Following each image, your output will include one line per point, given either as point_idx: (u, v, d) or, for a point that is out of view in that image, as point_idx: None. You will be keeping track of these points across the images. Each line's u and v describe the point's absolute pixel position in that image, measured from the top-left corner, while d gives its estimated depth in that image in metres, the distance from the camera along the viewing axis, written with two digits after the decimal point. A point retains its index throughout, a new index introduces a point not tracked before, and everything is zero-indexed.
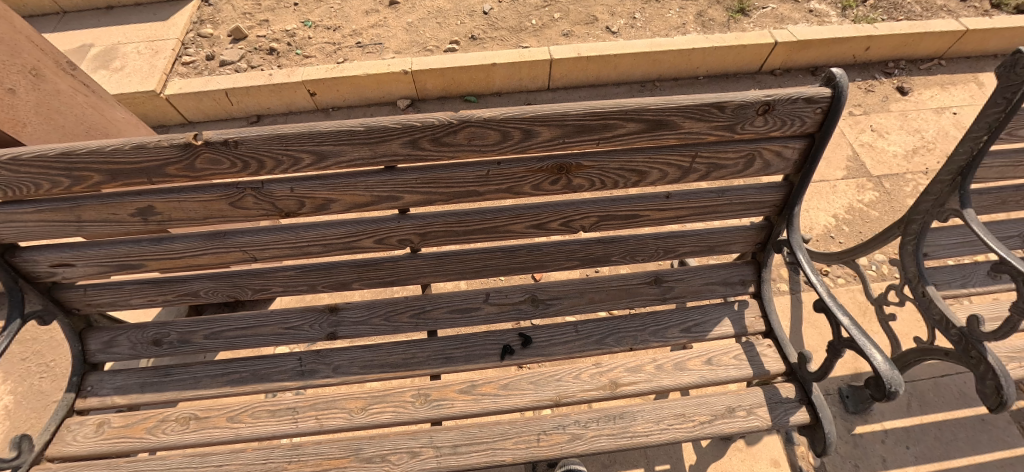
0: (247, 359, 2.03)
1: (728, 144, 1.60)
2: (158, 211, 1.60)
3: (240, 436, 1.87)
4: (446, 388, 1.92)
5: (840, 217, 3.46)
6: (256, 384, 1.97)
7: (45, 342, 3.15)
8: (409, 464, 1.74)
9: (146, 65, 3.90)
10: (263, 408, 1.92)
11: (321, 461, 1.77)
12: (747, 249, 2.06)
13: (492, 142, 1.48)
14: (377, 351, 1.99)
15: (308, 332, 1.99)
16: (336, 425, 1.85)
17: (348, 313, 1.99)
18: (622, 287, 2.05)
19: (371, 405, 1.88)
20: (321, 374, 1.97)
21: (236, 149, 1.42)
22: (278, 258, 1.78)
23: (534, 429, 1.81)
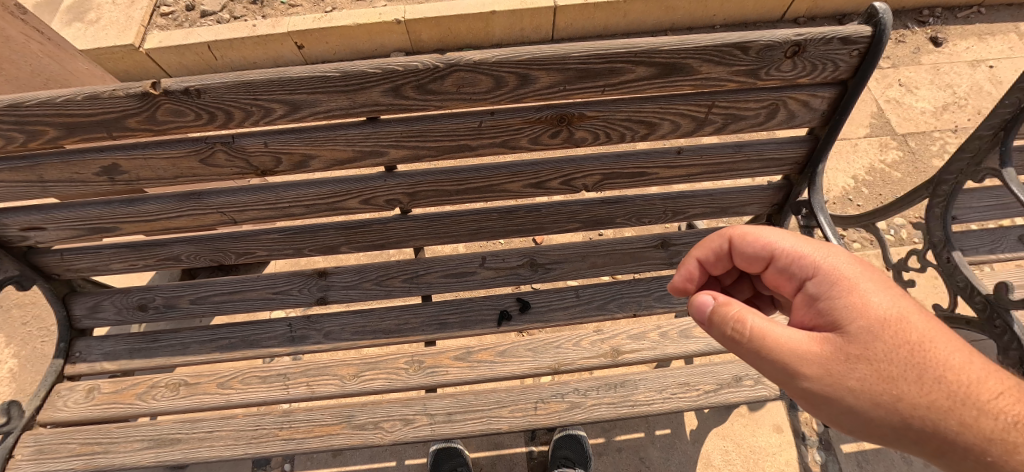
0: (236, 325, 1.95)
1: (749, 92, 1.44)
2: (124, 170, 1.47)
3: (231, 403, 1.81)
4: (440, 354, 1.83)
5: (860, 177, 3.28)
6: (246, 350, 1.90)
7: (44, 307, 3.11)
8: (403, 431, 1.69)
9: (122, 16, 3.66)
10: (253, 374, 1.86)
11: (313, 428, 1.71)
12: (762, 211, 1.92)
13: (484, 89, 1.33)
14: (369, 317, 1.90)
15: (297, 297, 1.90)
16: (327, 391, 1.79)
17: (338, 278, 1.89)
18: (627, 250, 1.93)
19: (363, 372, 1.81)
20: (312, 340, 1.89)
21: (199, 98, 1.28)
22: (259, 221, 1.67)
23: (532, 397, 1.73)
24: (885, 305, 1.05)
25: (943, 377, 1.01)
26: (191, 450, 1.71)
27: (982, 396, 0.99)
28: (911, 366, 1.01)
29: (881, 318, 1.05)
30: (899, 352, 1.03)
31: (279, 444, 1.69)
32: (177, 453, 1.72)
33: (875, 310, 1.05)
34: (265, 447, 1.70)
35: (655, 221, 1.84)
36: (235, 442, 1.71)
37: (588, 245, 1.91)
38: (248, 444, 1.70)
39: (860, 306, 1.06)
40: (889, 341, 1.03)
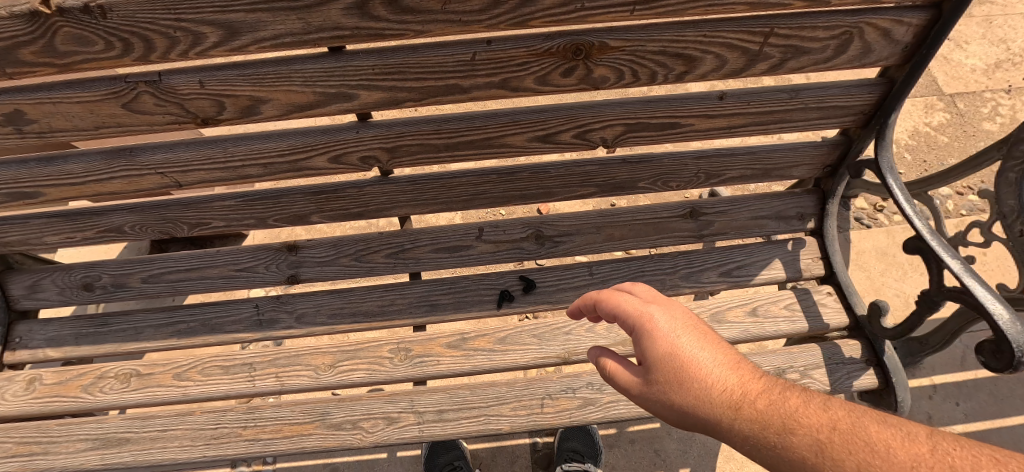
0: (196, 307, 1.69)
1: (818, 15, 1.12)
2: (30, 118, 1.18)
3: (189, 396, 1.57)
4: (431, 342, 1.57)
5: (903, 143, 2.96)
6: (207, 335, 1.65)
7: None
8: (386, 432, 1.44)
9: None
10: (214, 364, 1.60)
11: (282, 427, 1.47)
12: (811, 174, 1.62)
13: (477, 7, 1.02)
14: (348, 297, 1.63)
15: (264, 275, 1.63)
16: (299, 384, 1.54)
17: (310, 252, 1.61)
18: (650, 220, 1.63)
19: (341, 362, 1.55)
20: (282, 324, 1.63)
21: (103, 19, 0.98)
22: (209, 184, 1.38)
23: (537, 393, 1.47)
24: (668, 332, 0.94)
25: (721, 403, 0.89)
26: (143, 452, 1.49)
27: (803, 420, 0.81)
28: (717, 394, 0.90)
29: (700, 356, 0.93)
30: (715, 387, 0.91)
31: (243, 446, 1.46)
32: (126, 455, 1.49)
33: (696, 352, 0.93)
34: (227, 449, 1.46)
35: (685, 185, 1.54)
36: (192, 443, 1.48)
37: (604, 214, 1.62)
38: (207, 446, 1.47)
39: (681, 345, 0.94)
40: (700, 377, 0.91)
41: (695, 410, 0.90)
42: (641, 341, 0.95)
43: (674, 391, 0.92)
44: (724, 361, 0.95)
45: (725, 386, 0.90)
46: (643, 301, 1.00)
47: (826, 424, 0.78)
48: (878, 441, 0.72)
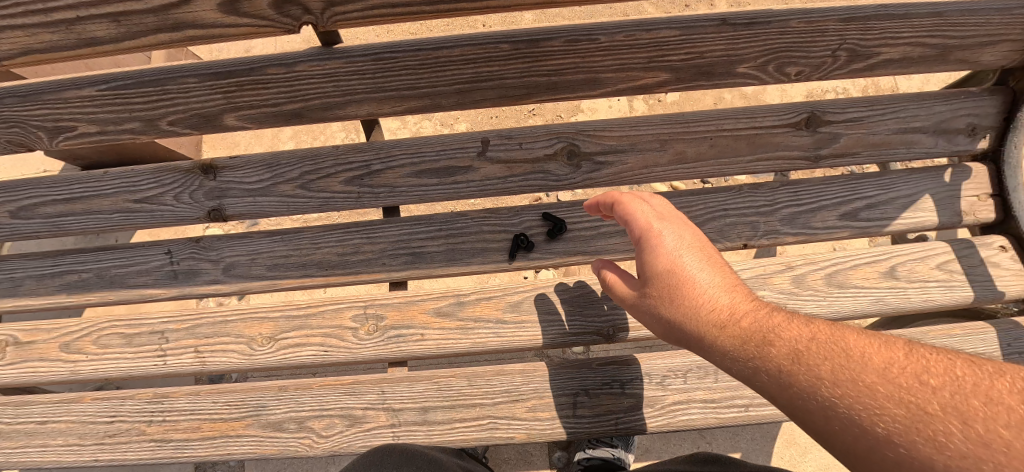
0: (90, 250, 1.20)
1: None
2: None
3: (81, 375, 1.12)
4: (412, 307, 1.07)
5: None
6: (105, 291, 1.17)
7: None
8: (345, 436, 1.00)
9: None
10: (112, 331, 1.13)
11: (203, 424, 1.04)
12: (1009, 58, 1.02)
13: None
14: (294, 241, 1.13)
15: (172, 209, 1.12)
16: (225, 364, 1.09)
17: (235, 175, 1.09)
18: (744, 132, 1.06)
19: (284, 333, 1.08)
20: (204, 278, 1.14)
21: None
22: (42, 60, 0.84)
23: (569, 386, 0.99)
24: (674, 246, 0.75)
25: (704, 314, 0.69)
26: (16, 451, 1.07)
27: (784, 330, 0.62)
28: (705, 309, 0.70)
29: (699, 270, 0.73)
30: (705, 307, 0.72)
31: (148, 449, 1.05)
32: None
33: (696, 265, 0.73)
34: (127, 452, 1.05)
35: (812, 72, 0.96)
36: (82, 441, 1.06)
37: (674, 120, 1.05)
38: (100, 447, 1.05)
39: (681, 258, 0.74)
40: (689, 290, 0.72)
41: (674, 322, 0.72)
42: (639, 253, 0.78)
43: (660, 303, 0.74)
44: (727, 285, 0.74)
45: (713, 301, 0.70)
46: (655, 216, 0.80)
47: (802, 331, 0.62)
48: (861, 344, 0.56)
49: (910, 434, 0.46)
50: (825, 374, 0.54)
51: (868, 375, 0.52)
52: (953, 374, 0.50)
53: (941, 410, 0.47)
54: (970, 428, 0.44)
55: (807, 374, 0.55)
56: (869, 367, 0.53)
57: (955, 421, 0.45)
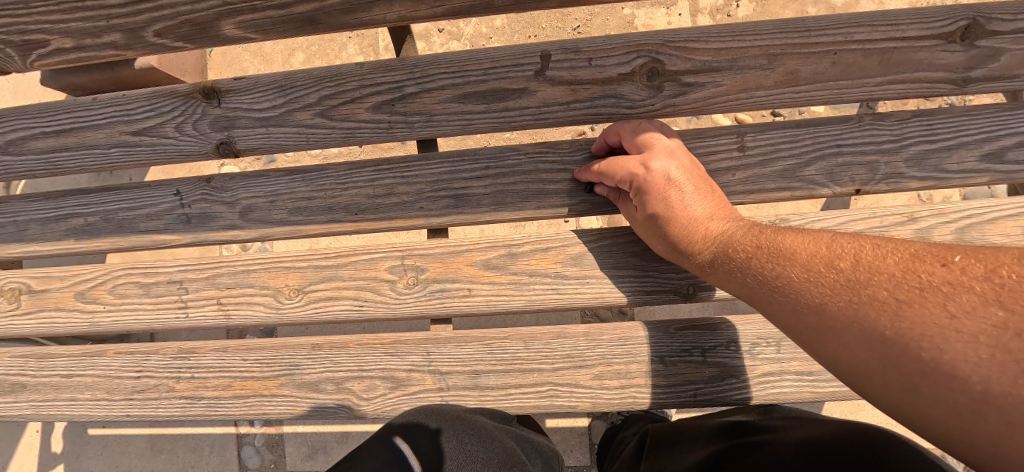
0: (93, 190, 1.06)
1: None
2: None
3: (102, 328, 1.03)
4: (457, 258, 0.92)
5: None
6: (115, 237, 1.04)
7: None
8: (388, 400, 0.90)
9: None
10: (128, 280, 1.02)
11: (233, 383, 0.93)
12: None
13: None
14: (317, 181, 0.97)
15: (176, 142, 0.96)
16: (252, 318, 0.97)
17: (245, 101, 0.91)
18: (880, 44, 0.82)
19: (313, 285, 0.95)
20: (220, 223, 1.00)
21: None
22: None
23: (641, 352, 0.86)
24: (669, 183, 0.78)
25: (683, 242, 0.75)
26: (45, 404, 0.99)
27: (741, 241, 0.68)
28: (684, 228, 0.76)
29: (690, 203, 0.77)
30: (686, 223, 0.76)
31: (179, 406, 0.95)
32: (25, 407, 1.00)
33: (685, 200, 0.77)
34: (157, 409, 0.96)
35: None
36: (110, 396, 0.97)
37: (791, 27, 0.82)
38: (130, 403, 0.96)
39: (673, 196, 0.77)
40: (679, 228, 0.76)
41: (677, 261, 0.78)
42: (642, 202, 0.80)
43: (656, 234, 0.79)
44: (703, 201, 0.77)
45: (692, 222, 0.75)
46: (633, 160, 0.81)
47: (751, 239, 0.67)
48: (801, 244, 0.60)
49: (812, 307, 0.52)
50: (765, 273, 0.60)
51: (791, 266, 0.57)
52: (857, 251, 0.54)
53: (846, 283, 0.51)
54: (866, 296, 0.48)
55: (751, 275, 0.62)
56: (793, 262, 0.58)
57: (853, 291, 0.50)
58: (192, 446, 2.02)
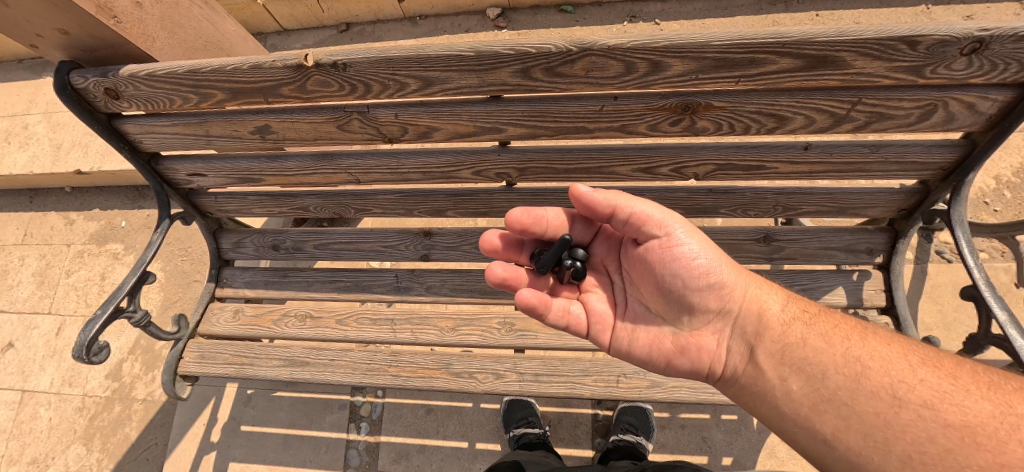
0: (352, 270, 2.13)
1: (907, 90, 1.29)
2: (274, 130, 1.59)
3: (348, 337, 2.04)
4: (530, 320, 1.94)
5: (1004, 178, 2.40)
6: (359, 293, 2.09)
7: None
8: (494, 384, 1.86)
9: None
10: (365, 316, 2.05)
11: (417, 370, 1.92)
12: (886, 215, 1.75)
13: (613, 74, 1.34)
14: (467, 277, 2.02)
15: (404, 252, 2.04)
16: (428, 338, 1.98)
17: (441, 238, 2.00)
18: (727, 241, 1.87)
19: (460, 326, 1.97)
20: (415, 292, 2.04)
21: (345, 71, 1.36)
22: (381, 182, 1.80)
23: (615, 371, 1.82)
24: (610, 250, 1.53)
25: (793, 332, 1.23)
26: (318, 373, 1.97)
27: (860, 347, 1.16)
28: (795, 325, 1.25)
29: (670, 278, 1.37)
30: (795, 321, 1.26)
31: (388, 379, 1.92)
32: (307, 374, 1.98)
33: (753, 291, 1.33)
34: (378, 379, 1.94)
35: (764, 214, 1.75)
36: (353, 371, 1.96)
37: None
38: (364, 375, 1.95)
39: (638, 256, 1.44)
40: (767, 303, 1.31)
41: (730, 321, 1.32)
42: (681, 230, 1.33)
43: (760, 315, 1.29)
44: (792, 310, 1.30)
45: (793, 320, 1.27)
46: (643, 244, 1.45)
47: (842, 328, 1.22)
48: (929, 373, 1.08)
49: (959, 424, 0.98)
50: (908, 388, 1.05)
51: (937, 394, 1.04)
52: (976, 390, 1.03)
53: (980, 415, 0.98)
54: (998, 422, 0.96)
55: (892, 387, 1.07)
56: (904, 362, 1.11)
57: (988, 419, 0.97)
58: (313, 445, 2.87)
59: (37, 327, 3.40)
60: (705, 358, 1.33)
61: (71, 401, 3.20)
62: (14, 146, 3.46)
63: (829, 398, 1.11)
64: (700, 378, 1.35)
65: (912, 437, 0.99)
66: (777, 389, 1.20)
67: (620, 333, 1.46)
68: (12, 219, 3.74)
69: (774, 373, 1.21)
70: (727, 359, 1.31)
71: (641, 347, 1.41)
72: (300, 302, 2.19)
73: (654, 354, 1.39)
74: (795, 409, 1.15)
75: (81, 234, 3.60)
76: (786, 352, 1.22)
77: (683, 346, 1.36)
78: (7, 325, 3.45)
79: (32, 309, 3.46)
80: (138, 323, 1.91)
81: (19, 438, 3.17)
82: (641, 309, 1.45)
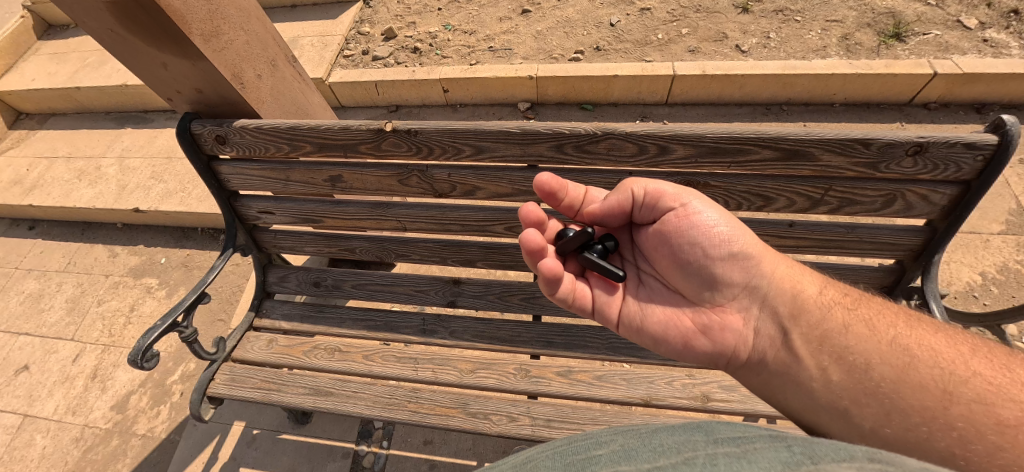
0: (384, 311, 2.34)
1: (869, 181, 1.59)
2: (345, 180, 1.91)
3: (372, 372, 2.18)
4: (545, 368, 2.09)
5: (990, 275, 2.49)
6: (387, 333, 2.27)
7: (227, 297, 3.41)
8: (506, 425, 1.97)
9: (296, 45, 3.89)
10: (391, 354, 2.22)
11: (434, 407, 2.05)
12: (870, 291, 1.95)
13: (629, 154, 1.66)
14: (488, 324, 2.22)
15: (434, 297, 2.26)
16: (447, 378, 2.13)
17: (468, 287, 2.23)
18: None
19: (478, 369, 2.12)
20: (439, 335, 2.23)
21: (415, 137, 1.70)
22: (425, 231, 2.07)
23: (622, 422, 1.93)
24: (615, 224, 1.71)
25: (830, 315, 1.34)
26: (341, 404, 2.09)
27: (904, 336, 1.24)
28: (834, 310, 1.35)
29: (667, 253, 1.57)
30: (833, 304, 1.37)
31: (407, 414, 2.04)
32: (330, 404, 2.10)
33: (781, 270, 1.46)
34: (396, 413, 2.05)
35: None
36: (374, 404, 2.08)
37: None
38: (384, 409, 2.07)
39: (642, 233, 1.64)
40: (803, 286, 1.43)
41: (756, 298, 1.44)
42: (697, 202, 1.50)
43: (796, 296, 1.41)
44: (831, 295, 1.41)
45: (831, 303, 1.37)
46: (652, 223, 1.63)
47: (889, 319, 1.30)
48: (974, 366, 1.12)
49: (1003, 417, 1.00)
50: (951, 382, 1.11)
51: (982, 388, 1.07)
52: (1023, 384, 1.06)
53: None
54: None
55: (933, 381, 1.13)
56: (955, 357, 1.16)
57: None
58: None
59: (57, 352, 3.39)
60: (731, 339, 1.44)
61: (70, 431, 3.06)
62: (85, 183, 3.85)
63: (873, 386, 1.18)
64: (725, 359, 1.46)
65: (959, 432, 1.03)
66: (812, 370, 1.29)
67: (634, 308, 1.59)
68: (60, 249, 3.96)
69: (812, 361, 1.30)
70: (755, 341, 1.43)
71: (658, 324, 1.53)
72: (329, 338, 2.36)
73: (676, 333, 1.50)
74: (835, 399, 1.23)
75: (121, 266, 3.76)
76: (826, 337, 1.31)
77: (707, 325, 1.47)
78: (27, 348, 3.45)
79: (57, 334, 3.48)
80: (186, 339, 2.09)
81: (8, 465, 2.99)
82: (659, 288, 1.59)
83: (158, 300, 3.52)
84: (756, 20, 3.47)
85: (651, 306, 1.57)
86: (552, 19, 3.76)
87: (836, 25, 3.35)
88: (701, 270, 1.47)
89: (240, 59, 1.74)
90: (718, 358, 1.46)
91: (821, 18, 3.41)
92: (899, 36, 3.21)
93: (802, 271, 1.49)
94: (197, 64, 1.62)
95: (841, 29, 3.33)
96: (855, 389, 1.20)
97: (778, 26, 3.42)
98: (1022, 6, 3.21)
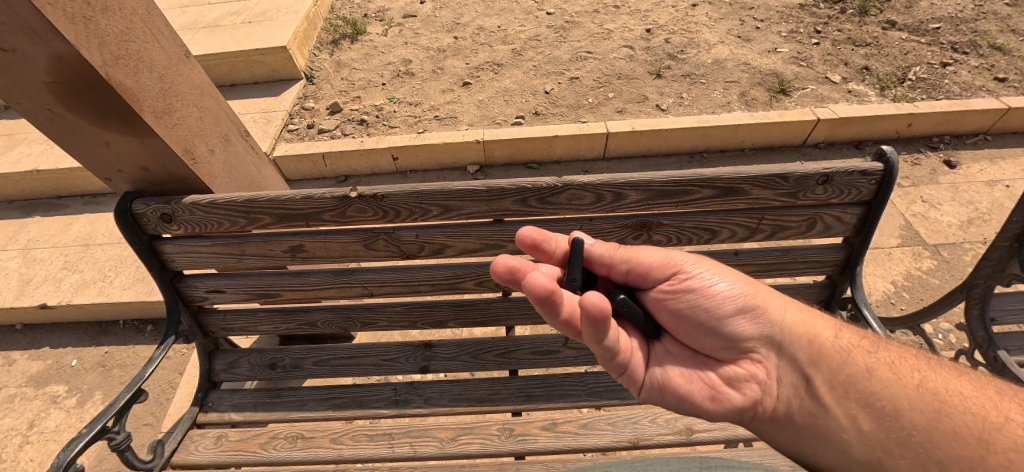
0: (350, 386, 2.19)
1: (792, 209, 1.82)
2: (306, 249, 1.85)
3: (342, 456, 2.00)
4: (529, 424, 2.04)
5: (900, 283, 2.84)
6: (355, 410, 2.12)
7: (157, 396, 3.02)
8: None
9: None
10: (362, 432, 2.06)
11: None
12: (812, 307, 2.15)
13: (588, 202, 1.78)
14: (465, 386, 2.15)
15: (404, 364, 2.16)
16: (428, 450, 2.00)
17: (440, 349, 2.17)
18: None
19: (460, 435, 2.02)
20: (413, 403, 2.11)
21: (382, 201, 1.72)
22: (393, 295, 2.02)
23: None
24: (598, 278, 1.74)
25: (853, 360, 1.45)
26: None
27: (927, 379, 1.37)
28: (854, 354, 1.46)
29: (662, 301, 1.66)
30: (852, 348, 1.48)
31: None
32: None
33: (791, 315, 1.55)
34: None
35: None
36: None
37: None
38: None
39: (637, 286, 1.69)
40: (820, 331, 1.53)
41: (776, 349, 1.51)
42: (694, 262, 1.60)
43: (813, 341, 1.50)
44: (847, 337, 1.52)
45: (850, 347, 1.48)
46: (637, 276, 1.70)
47: (910, 363, 1.43)
48: (996, 411, 1.27)
49: None
50: (980, 428, 1.24)
51: (1009, 433, 1.21)
52: None
53: None
54: None
55: (963, 427, 1.25)
56: (982, 403, 1.29)
57: None
58: None
59: None
60: (757, 392, 1.49)
61: None
62: None
63: (907, 434, 1.30)
64: (751, 412, 1.49)
65: None
66: (844, 419, 1.38)
67: (653, 365, 1.59)
68: None
69: (841, 411, 1.39)
70: (780, 391, 1.48)
71: (682, 380, 1.54)
72: (290, 425, 2.15)
73: (700, 388, 1.52)
74: (869, 450, 1.33)
75: (17, 376, 3.22)
76: (850, 384, 1.41)
77: (732, 380, 1.51)
78: None
79: None
80: (116, 446, 1.81)
81: None
82: (674, 343, 1.63)
83: (67, 410, 3.02)
84: (669, 84, 3.95)
85: (670, 363, 1.58)
86: (491, 89, 4.03)
87: (734, 85, 3.90)
88: (718, 328, 1.53)
89: (192, 135, 1.70)
90: (744, 412, 1.49)
91: (721, 80, 3.95)
92: (785, 91, 3.78)
93: (812, 313, 1.59)
94: (146, 141, 1.57)
95: (739, 88, 3.88)
96: (888, 439, 1.31)
97: (688, 88, 3.91)
98: (870, 64, 3.94)
